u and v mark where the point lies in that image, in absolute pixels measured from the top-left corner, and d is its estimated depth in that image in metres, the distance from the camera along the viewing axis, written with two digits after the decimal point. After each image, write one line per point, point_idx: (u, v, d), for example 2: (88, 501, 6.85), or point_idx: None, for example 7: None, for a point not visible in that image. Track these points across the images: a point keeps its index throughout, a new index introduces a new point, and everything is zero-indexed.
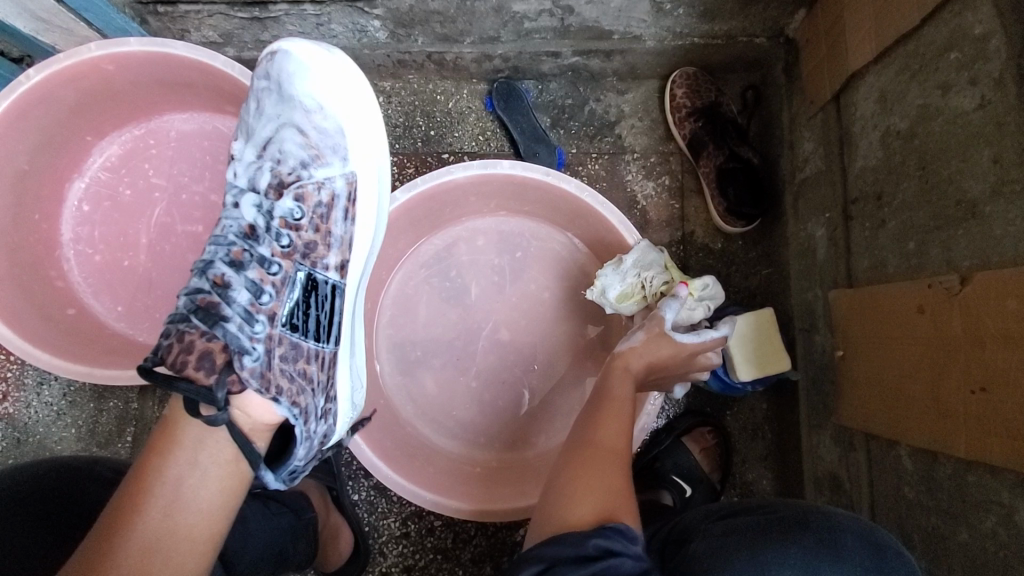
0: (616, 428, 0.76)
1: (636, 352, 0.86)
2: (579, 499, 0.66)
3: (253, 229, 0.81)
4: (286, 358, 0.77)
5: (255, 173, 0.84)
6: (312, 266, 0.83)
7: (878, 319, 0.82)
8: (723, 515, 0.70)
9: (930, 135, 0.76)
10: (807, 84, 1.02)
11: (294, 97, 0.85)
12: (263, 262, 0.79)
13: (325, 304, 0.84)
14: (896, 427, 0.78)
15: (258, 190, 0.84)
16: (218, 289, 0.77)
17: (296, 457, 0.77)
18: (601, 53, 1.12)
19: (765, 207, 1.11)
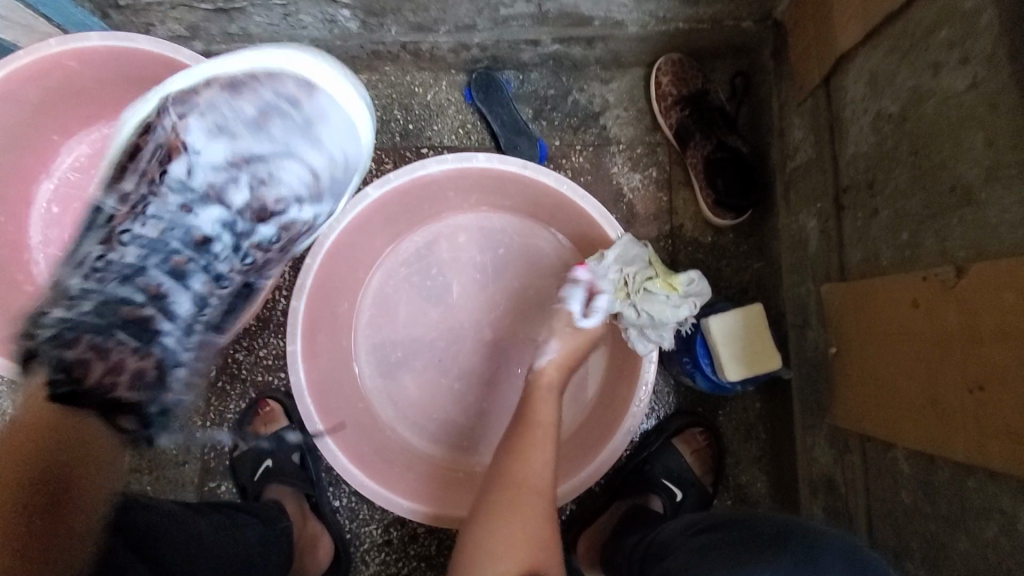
0: (538, 465, 0.77)
1: (553, 366, 0.91)
2: (502, 553, 0.67)
3: (194, 239, 0.80)
4: (207, 354, 0.88)
5: (221, 181, 0.78)
6: (263, 275, 0.87)
7: (871, 313, 0.78)
8: (701, 529, 0.68)
9: (922, 118, 0.71)
10: (795, 69, 0.97)
11: (317, 139, 0.79)
12: (211, 276, 0.82)
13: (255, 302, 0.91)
14: (892, 428, 0.74)
15: (223, 201, 0.78)
16: (151, 295, 0.79)
17: (169, 434, 0.88)
18: (582, 40, 1.08)
19: (755, 198, 1.06)
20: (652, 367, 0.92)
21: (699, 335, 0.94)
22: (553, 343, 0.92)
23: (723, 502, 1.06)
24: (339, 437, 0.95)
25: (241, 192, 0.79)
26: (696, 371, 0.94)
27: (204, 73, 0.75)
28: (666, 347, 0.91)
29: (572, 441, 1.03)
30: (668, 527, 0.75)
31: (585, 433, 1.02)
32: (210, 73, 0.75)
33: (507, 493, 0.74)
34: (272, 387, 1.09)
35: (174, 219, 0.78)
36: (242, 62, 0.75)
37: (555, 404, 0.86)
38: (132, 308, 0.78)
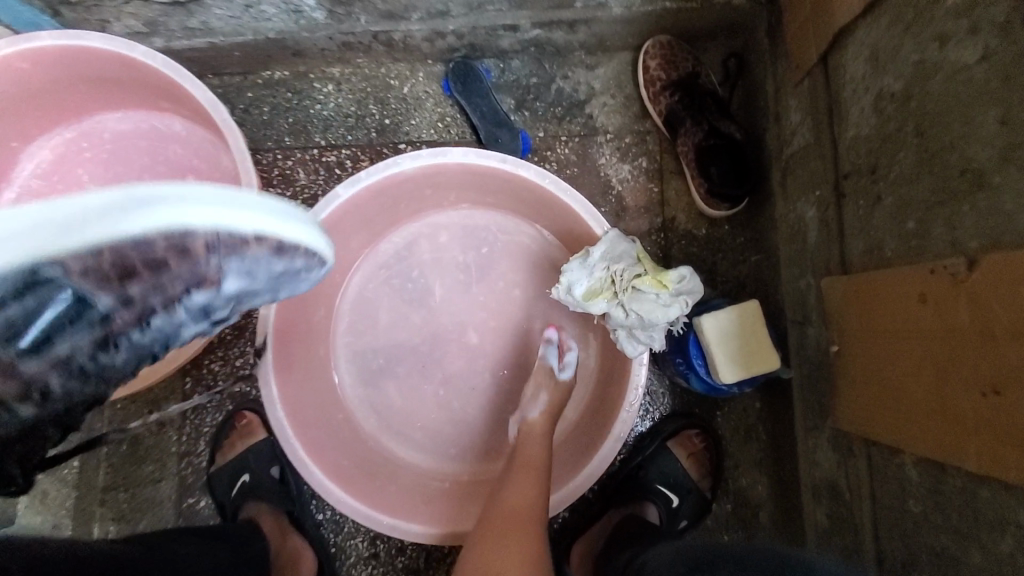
0: (525, 493, 0.77)
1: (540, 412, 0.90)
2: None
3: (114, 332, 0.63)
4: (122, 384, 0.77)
5: (214, 307, 0.65)
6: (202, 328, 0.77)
7: (875, 309, 0.72)
8: (692, 565, 0.62)
9: (928, 96, 0.65)
10: (790, 47, 0.91)
11: (313, 280, 0.72)
12: (126, 367, 0.68)
13: None
14: (897, 433, 0.69)
15: (205, 318, 0.67)
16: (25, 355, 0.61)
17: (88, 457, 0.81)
18: (564, 23, 1.02)
19: (750, 187, 1.00)
20: (643, 370, 0.86)
21: (691, 334, 0.89)
22: (542, 397, 0.91)
23: (723, 507, 1.01)
24: (315, 452, 0.90)
25: (193, 309, 0.64)
26: (691, 373, 0.89)
27: (198, 214, 0.53)
28: (657, 348, 0.86)
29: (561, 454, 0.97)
30: (650, 560, 0.69)
31: (574, 443, 0.97)
32: (211, 214, 0.55)
33: (496, 521, 0.74)
34: (249, 398, 1.06)
35: (130, 316, 0.62)
36: (251, 220, 0.58)
37: (543, 445, 0.86)
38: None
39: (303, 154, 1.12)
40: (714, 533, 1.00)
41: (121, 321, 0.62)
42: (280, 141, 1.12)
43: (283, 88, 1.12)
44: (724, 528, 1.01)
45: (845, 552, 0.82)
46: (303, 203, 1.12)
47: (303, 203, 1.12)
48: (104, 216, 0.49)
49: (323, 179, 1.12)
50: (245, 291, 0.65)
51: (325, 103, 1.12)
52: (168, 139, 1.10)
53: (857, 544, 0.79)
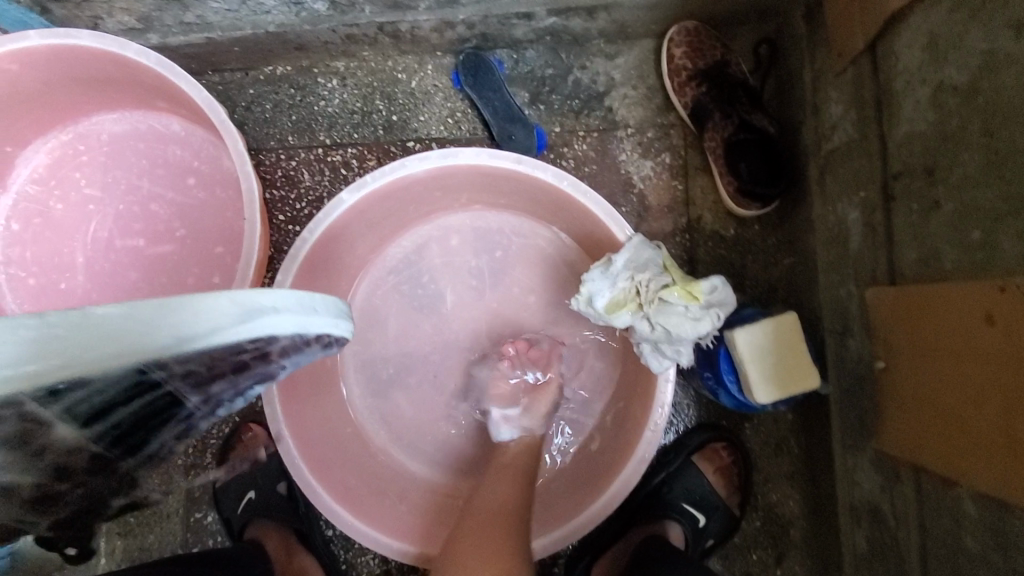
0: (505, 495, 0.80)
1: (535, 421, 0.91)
2: None
3: (188, 421, 0.63)
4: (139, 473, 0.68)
5: (261, 384, 0.64)
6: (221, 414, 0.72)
7: (930, 327, 0.66)
8: None
9: (999, 91, 0.58)
10: (831, 33, 0.83)
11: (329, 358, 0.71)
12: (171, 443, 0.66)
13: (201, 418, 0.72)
14: (956, 464, 0.62)
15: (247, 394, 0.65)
16: (108, 445, 0.57)
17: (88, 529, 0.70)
18: (583, 10, 0.94)
19: (784, 185, 0.93)
20: (669, 387, 0.80)
21: (722, 348, 0.82)
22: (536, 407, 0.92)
23: (752, 525, 0.95)
24: (322, 471, 0.86)
25: (250, 397, 0.66)
26: (720, 389, 0.83)
27: (279, 325, 0.51)
28: (684, 364, 0.80)
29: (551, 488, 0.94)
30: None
31: (593, 462, 0.92)
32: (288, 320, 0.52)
33: (472, 522, 0.77)
34: (256, 410, 1.02)
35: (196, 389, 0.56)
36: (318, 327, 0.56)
37: (529, 458, 0.87)
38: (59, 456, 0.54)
39: (307, 153, 1.06)
40: (742, 552, 0.95)
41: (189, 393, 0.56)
42: (283, 140, 1.07)
43: (285, 83, 1.07)
44: (753, 546, 0.95)
45: None
46: (308, 205, 1.06)
47: (307, 205, 1.06)
48: (205, 331, 0.47)
49: (328, 180, 1.06)
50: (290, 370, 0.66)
51: (329, 99, 1.06)
52: (166, 139, 1.05)
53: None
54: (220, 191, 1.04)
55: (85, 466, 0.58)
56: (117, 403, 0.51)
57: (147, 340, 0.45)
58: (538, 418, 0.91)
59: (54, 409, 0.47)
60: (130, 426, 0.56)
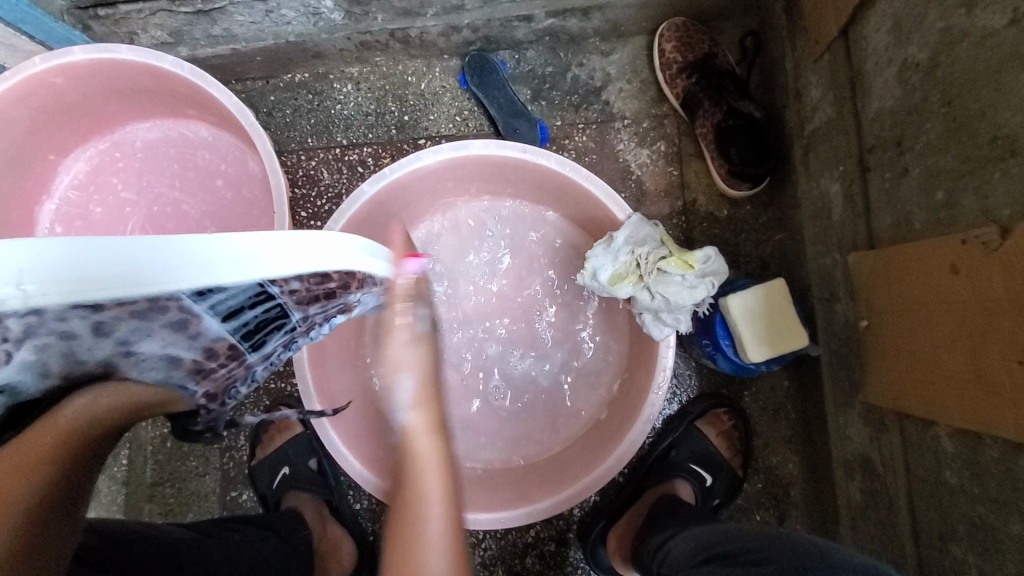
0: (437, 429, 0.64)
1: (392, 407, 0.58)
2: None
3: (291, 335, 0.66)
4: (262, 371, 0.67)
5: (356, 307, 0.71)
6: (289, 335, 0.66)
7: (904, 284, 0.72)
8: (706, 559, 0.64)
9: (954, 64, 0.65)
10: (808, 22, 0.90)
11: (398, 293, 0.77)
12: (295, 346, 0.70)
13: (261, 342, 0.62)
14: (932, 405, 0.69)
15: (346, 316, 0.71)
16: (240, 339, 0.59)
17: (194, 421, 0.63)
18: (578, 11, 1.02)
19: (771, 165, 1.00)
20: (670, 352, 0.87)
21: (717, 315, 0.89)
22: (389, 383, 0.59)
23: (754, 486, 1.01)
24: (353, 441, 0.90)
25: (333, 326, 0.72)
26: (717, 353, 0.90)
27: (320, 259, 0.57)
28: (684, 330, 0.86)
29: (539, 468, 0.99)
30: (675, 547, 0.71)
31: (601, 431, 0.97)
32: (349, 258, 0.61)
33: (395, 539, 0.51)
34: (285, 394, 1.08)
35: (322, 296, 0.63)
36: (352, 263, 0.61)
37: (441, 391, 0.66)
38: (206, 342, 0.56)
39: (326, 154, 1.14)
40: (746, 512, 1.01)
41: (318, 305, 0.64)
42: (303, 142, 1.14)
43: (303, 90, 1.15)
44: (756, 507, 1.01)
45: (881, 525, 0.82)
46: (328, 202, 1.14)
47: (327, 202, 1.14)
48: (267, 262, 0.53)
49: (346, 177, 1.14)
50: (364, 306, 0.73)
51: (344, 103, 1.14)
52: (196, 146, 1.13)
53: (892, 518, 0.80)
54: (246, 191, 1.12)
55: (226, 354, 0.59)
56: (249, 302, 0.55)
57: (168, 272, 0.47)
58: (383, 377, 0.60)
59: (201, 305, 0.52)
60: (255, 327, 0.59)
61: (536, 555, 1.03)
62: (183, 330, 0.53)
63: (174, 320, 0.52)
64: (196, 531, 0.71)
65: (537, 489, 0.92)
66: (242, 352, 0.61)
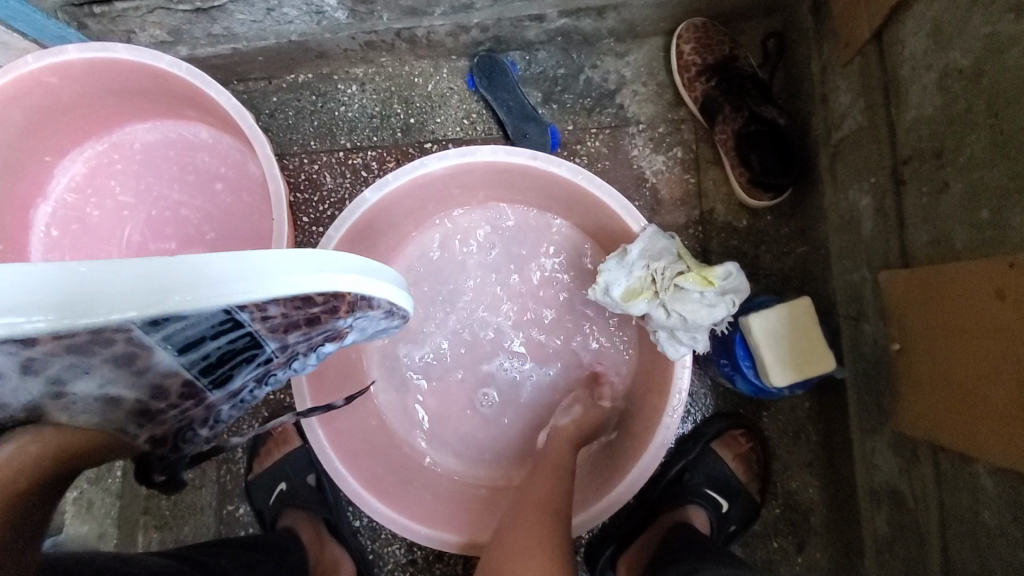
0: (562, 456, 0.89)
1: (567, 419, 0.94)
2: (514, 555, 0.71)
3: (265, 367, 0.61)
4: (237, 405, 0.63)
5: (352, 334, 0.64)
6: (266, 367, 0.61)
7: (941, 307, 0.67)
8: None
9: (1003, 71, 0.59)
10: (838, 24, 0.85)
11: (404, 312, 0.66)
12: (281, 376, 0.65)
13: (228, 375, 0.58)
14: (971, 441, 0.63)
15: (338, 345, 0.64)
16: (199, 375, 0.55)
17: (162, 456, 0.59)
18: (593, 10, 0.97)
19: (795, 175, 0.94)
20: (686, 373, 0.82)
21: (737, 334, 0.85)
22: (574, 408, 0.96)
23: (771, 512, 0.96)
24: (349, 460, 0.87)
25: (323, 354, 0.65)
26: (736, 374, 0.85)
27: (295, 280, 0.50)
28: (701, 350, 0.81)
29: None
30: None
31: (610, 453, 0.93)
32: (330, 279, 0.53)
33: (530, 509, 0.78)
34: (283, 406, 1.04)
35: (296, 326, 0.57)
36: (338, 282, 0.53)
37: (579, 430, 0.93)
38: (153, 379, 0.52)
39: (329, 157, 1.10)
40: (763, 539, 0.96)
41: (293, 334, 0.57)
42: (306, 145, 1.10)
43: (307, 91, 1.11)
44: (774, 534, 0.96)
45: (909, 562, 0.77)
46: (330, 207, 1.10)
47: (330, 207, 1.10)
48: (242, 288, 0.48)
49: (349, 182, 1.10)
50: (363, 332, 0.65)
51: (349, 104, 1.10)
52: (195, 148, 1.10)
53: (922, 556, 0.74)
54: (247, 195, 1.08)
55: (182, 393, 0.55)
56: (210, 332, 0.51)
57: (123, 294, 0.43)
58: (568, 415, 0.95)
59: (154, 336, 0.48)
60: (219, 359, 0.55)
61: None
62: (127, 366, 0.49)
63: (119, 354, 0.48)
64: (181, 558, 0.68)
65: None
66: (201, 390, 0.57)
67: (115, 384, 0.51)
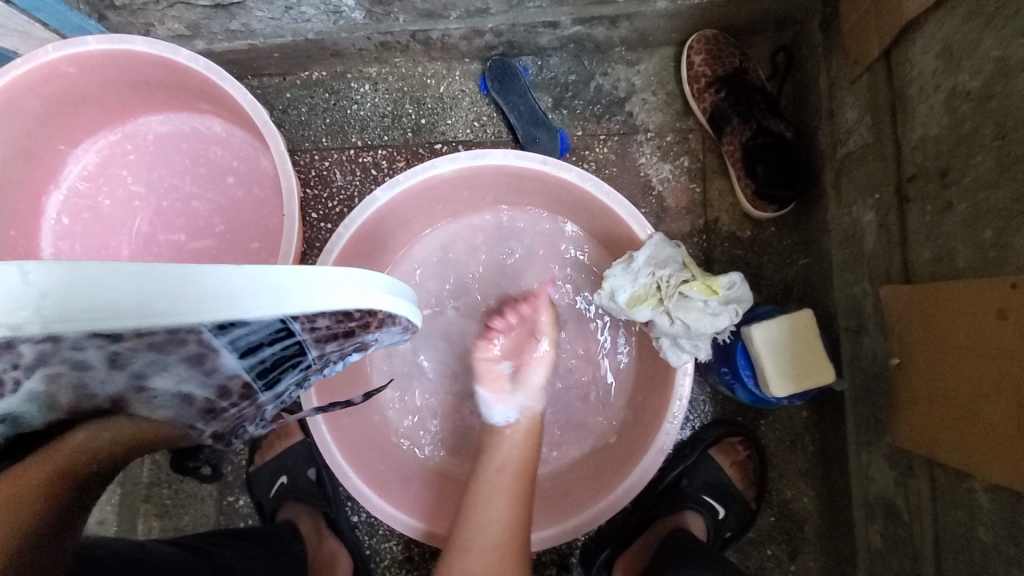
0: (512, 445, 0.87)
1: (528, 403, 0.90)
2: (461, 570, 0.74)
3: (306, 372, 0.65)
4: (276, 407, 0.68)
5: (378, 340, 0.69)
6: (309, 372, 0.66)
7: (943, 324, 0.68)
8: None
9: (1012, 95, 0.61)
10: (848, 40, 0.86)
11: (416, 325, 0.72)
12: (316, 378, 0.70)
13: (278, 379, 0.63)
14: (968, 457, 0.65)
15: (366, 348, 0.69)
16: (254, 378, 0.60)
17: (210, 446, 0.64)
18: (606, 19, 0.98)
19: (800, 188, 0.96)
20: (687, 380, 0.83)
21: (739, 343, 0.86)
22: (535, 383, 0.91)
23: (766, 520, 0.97)
24: (351, 454, 0.88)
25: (350, 359, 0.71)
26: (737, 383, 0.86)
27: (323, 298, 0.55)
28: (702, 358, 0.83)
29: (546, 492, 0.95)
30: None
31: (608, 457, 0.94)
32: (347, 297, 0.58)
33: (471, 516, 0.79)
34: None
35: (337, 336, 0.61)
36: (359, 300, 0.58)
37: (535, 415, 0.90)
38: (219, 379, 0.58)
39: (340, 155, 1.11)
40: (757, 547, 0.97)
41: (334, 343, 0.62)
42: (317, 141, 1.12)
43: (320, 88, 1.12)
44: (768, 541, 0.97)
45: (902, 574, 0.78)
46: (339, 204, 1.11)
47: (339, 204, 1.11)
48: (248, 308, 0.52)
49: (359, 180, 1.11)
50: (387, 338, 0.70)
51: (361, 103, 1.12)
52: (207, 141, 1.11)
53: (915, 568, 0.76)
54: (257, 189, 1.09)
55: (239, 393, 0.60)
56: (268, 339, 0.56)
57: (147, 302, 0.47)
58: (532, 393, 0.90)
59: (222, 339, 0.54)
60: (273, 365, 0.60)
61: None
62: (199, 366, 0.55)
63: (191, 354, 0.54)
64: (187, 548, 0.69)
65: (543, 515, 0.89)
66: (255, 391, 0.61)
67: (188, 382, 0.57)
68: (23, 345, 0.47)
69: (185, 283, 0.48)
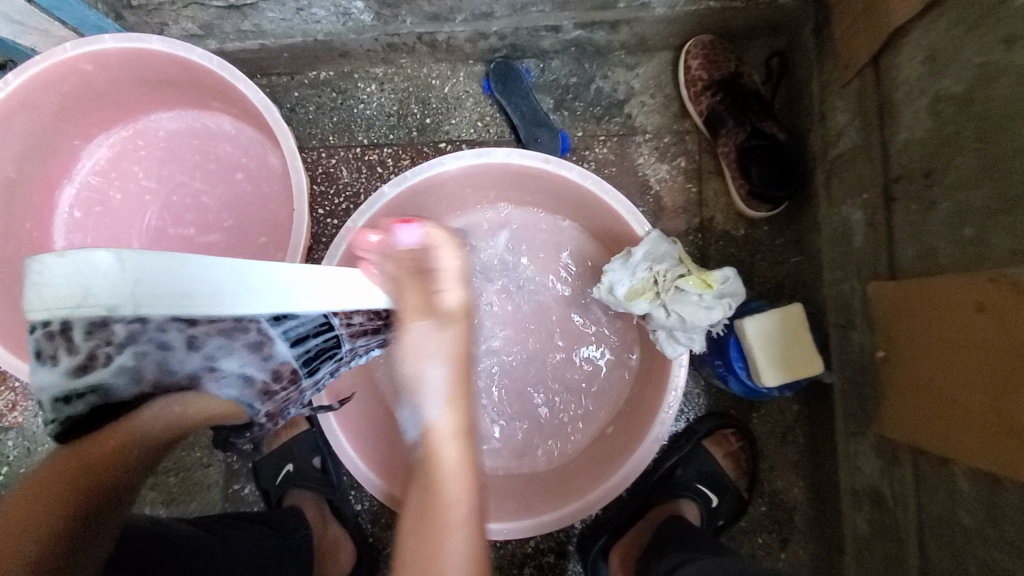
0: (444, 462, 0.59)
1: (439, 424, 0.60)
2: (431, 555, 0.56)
3: (336, 364, 0.75)
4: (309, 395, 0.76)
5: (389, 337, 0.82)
6: (339, 363, 0.76)
7: (926, 317, 0.71)
8: None
9: (992, 100, 0.64)
10: (839, 47, 0.90)
11: None
12: (339, 372, 0.79)
13: (319, 367, 0.70)
14: (949, 443, 0.68)
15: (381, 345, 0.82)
16: (302, 365, 0.66)
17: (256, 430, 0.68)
18: (607, 23, 1.02)
19: (792, 188, 0.99)
20: (682, 371, 0.86)
21: (732, 336, 0.89)
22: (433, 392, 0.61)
23: (758, 510, 1.00)
24: (356, 441, 0.91)
25: (366, 356, 0.83)
26: (730, 375, 0.90)
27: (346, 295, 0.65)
28: (697, 350, 0.86)
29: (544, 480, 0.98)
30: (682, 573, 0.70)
31: (606, 447, 0.97)
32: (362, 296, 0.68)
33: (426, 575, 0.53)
34: None
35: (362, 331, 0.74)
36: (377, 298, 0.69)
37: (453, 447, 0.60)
38: (275, 364, 0.62)
39: (346, 152, 1.14)
40: (749, 536, 1.00)
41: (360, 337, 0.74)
42: (324, 139, 1.15)
43: (327, 87, 1.15)
44: (759, 530, 1.00)
45: (887, 558, 0.81)
46: (345, 201, 1.14)
47: (345, 200, 1.14)
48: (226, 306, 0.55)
49: (365, 177, 1.14)
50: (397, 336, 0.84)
51: (368, 102, 1.15)
52: (217, 137, 1.14)
53: (900, 553, 0.79)
54: (265, 185, 1.12)
55: (288, 378, 0.65)
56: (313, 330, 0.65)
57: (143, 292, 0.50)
58: (438, 392, 0.61)
59: (276, 329, 0.61)
60: (315, 353, 0.68)
61: (535, 566, 1.02)
62: (258, 351, 0.60)
63: (256, 340, 0.60)
64: (205, 528, 0.73)
65: (541, 502, 0.92)
66: (302, 376, 0.68)
67: (249, 366, 0.61)
68: (116, 324, 0.51)
69: (174, 278, 0.51)
